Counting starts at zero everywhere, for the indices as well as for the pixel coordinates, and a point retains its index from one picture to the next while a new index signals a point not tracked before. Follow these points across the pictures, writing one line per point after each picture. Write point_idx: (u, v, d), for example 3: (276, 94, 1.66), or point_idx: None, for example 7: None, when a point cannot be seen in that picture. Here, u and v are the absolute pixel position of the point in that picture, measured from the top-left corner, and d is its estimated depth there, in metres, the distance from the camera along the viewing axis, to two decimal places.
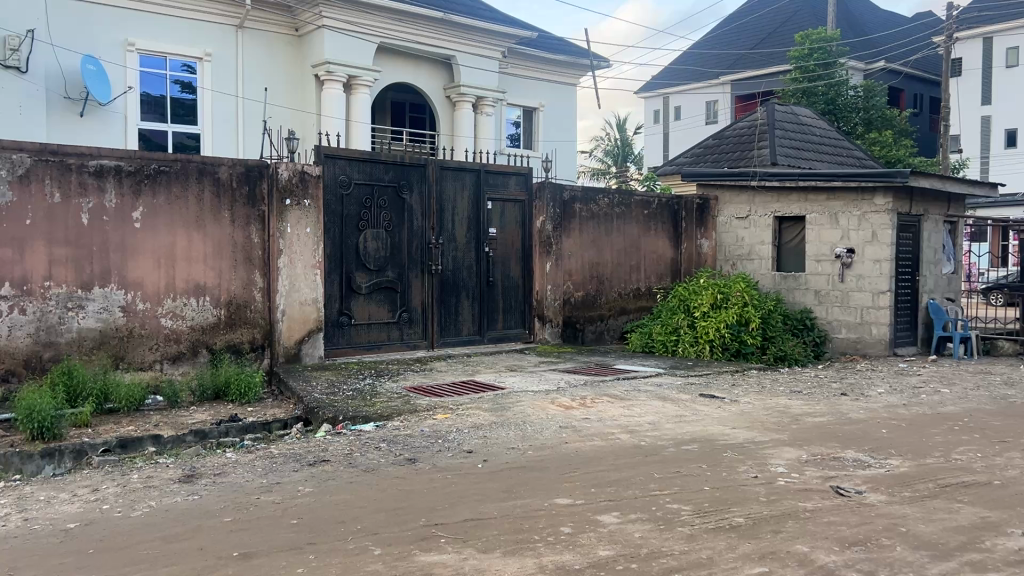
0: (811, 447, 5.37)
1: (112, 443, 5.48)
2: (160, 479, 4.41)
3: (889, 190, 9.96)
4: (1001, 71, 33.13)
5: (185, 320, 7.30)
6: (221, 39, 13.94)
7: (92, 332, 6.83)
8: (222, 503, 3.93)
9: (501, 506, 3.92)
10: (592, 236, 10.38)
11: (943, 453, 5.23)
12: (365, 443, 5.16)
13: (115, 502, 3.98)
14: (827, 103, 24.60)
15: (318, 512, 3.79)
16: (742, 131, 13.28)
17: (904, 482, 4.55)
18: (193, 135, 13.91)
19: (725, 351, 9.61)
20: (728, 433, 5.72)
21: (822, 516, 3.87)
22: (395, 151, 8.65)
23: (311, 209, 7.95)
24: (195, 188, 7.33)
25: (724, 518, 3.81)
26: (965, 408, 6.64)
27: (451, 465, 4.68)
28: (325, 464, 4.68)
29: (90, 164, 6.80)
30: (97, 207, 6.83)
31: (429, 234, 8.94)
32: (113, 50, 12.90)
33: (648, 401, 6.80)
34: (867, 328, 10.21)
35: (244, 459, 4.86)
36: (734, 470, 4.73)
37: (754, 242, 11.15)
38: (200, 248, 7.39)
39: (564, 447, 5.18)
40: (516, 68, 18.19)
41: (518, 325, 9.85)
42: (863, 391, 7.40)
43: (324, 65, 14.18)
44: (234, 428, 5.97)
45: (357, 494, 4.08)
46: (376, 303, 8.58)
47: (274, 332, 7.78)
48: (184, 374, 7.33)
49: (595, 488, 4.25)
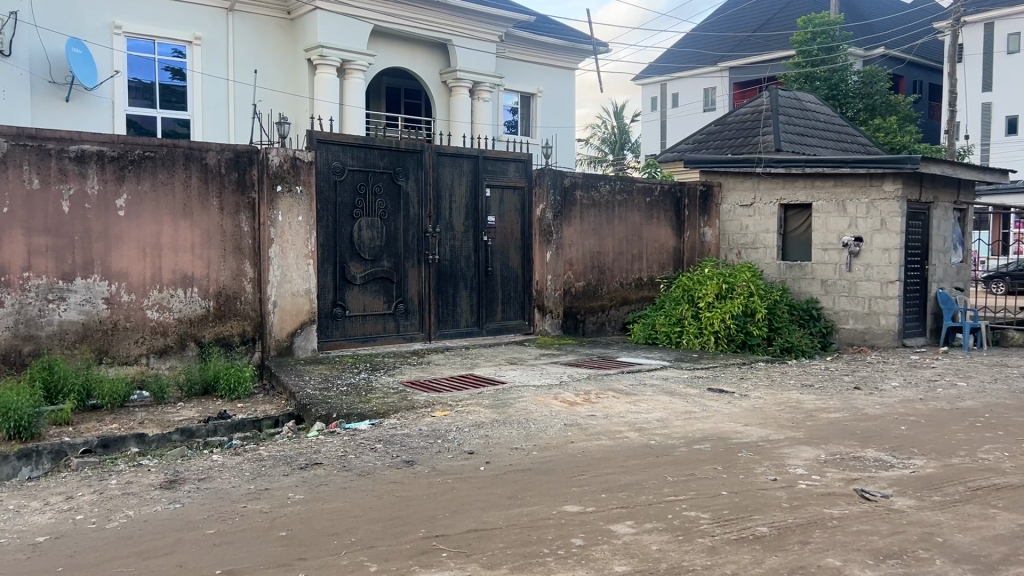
0: (829, 445, 5.11)
1: (93, 443, 5.20)
2: (141, 485, 4.12)
3: (899, 177, 9.68)
4: (1002, 57, 32.79)
5: (171, 312, 7.00)
6: (211, 22, 13.57)
7: (74, 325, 6.52)
8: (206, 512, 3.65)
9: (507, 514, 3.65)
10: (593, 225, 10.10)
11: (968, 452, 4.97)
12: (360, 444, 4.88)
13: (90, 512, 3.70)
14: (829, 89, 24.41)
15: (310, 523, 3.51)
16: (745, 117, 12.96)
17: (932, 484, 4.29)
18: (184, 121, 13.55)
19: (730, 343, 9.34)
20: (741, 431, 5.45)
21: (851, 525, 3.61)
22: (391, 137, 8.34)
23: (303, 196, 7.66)
24: (182, 175, 7.01)
25: (746, 527, 3.54)
26: (984, 402, 6.39)
27: (451, 467, 4.40)
28: (317, 467, 4.40)
29: (71, 149, 6.47)
30: (78, 194, 6.50)
31: (426, 223, 8.64)
32: (99, 33, 12.50)
33: (655, 396, 6.54)
34: (875, 318, 9.96)
35: (232, 462, 4.57)
36: (751, 472, 4.46)
37: (759, 231, 10.89)
38: (188, 237, 7.08)
39: (569, 447, 4.91)
40: (513, 53, 17.82)
41: (517, 316, 9.57)
42: (876, 384, 7.15)
43: (317, 49, 13.82)
44: (223, 426, 5.71)
45: (353, 502, 3.80)
46: (371, 294, 8.29)
47: (266, 324, 7.48)
48: (171, 369, 7.03)
49: (605, 494, 3.98)
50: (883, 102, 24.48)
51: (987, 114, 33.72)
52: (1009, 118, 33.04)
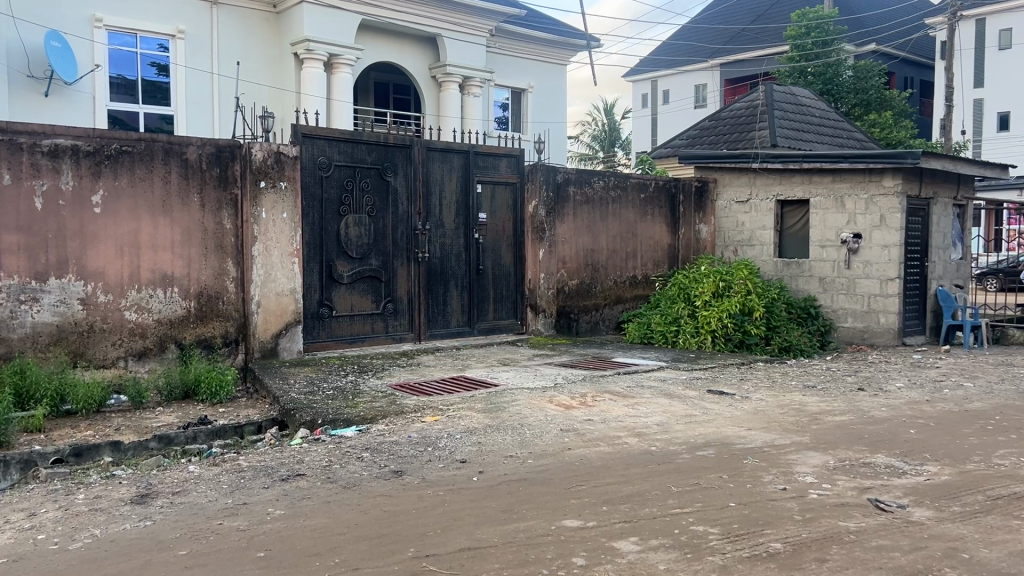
0: (837, 451, 4.89)
1: (65, 452, 4.93)
2: (110, 501, 3.85)
3: (898, 172, 9.48)
4: (993, 53, 32.76)
5: (150, 312, 6.71)
6: (195, 16, 13.24)
7: (48, 327, 6.23)
8: (178, 531, 3.39)
9: (503, 530, 3.41)
10: (587, 221, 9.88)
11: (983, 458, 4.77)
12: (346, 453, 4.62)
13: (52, 531, 3.42)
14: (825, 83, 24.44)
15: (290, 542, 3.25)
16: (739, 112, 12.78)
17: (949, 493, 4.08)
18: (167, 116, 13.22)
19: (727, 342, 9.11)
20: (744, 435, 5.23)
21: (870, 540, 3.39)
22: (379, 131, 8.08)
23: (288, 192, 7.37)
24: (161, 171, 6.73)
25: (758, 544, 3.31)
26: (993, 404, 6.20)
27: (442, 478, 4.16)
28: (299, 479, 4.14)
29: (44, 143, 6.18)
30: (52, 190, 6.21)
31: (416, 220, 8.39)
32: (79, 26, 12.14)
33: (653, 398, 6.31)
34: (874, 317, 9.76)
35: (208, 473, 4.30)
36: (759, 481, 4.23)
37: (755, 227, 10.70)
38: (167, 234, 6.79)
39: (566, 454, 4.67)
40: (503, 48, 17.58)
41: (511, 315, 9.32)
42: (881, 385, 6.94)
43: (304, 43, 13.53)
44: (202, 433, 5.45)
45: (338, 518, 3.54)
46: (359, 293, 8.02)
47: (249, 325, 7.20)
48: (150, 372, 6.74)
49: (607, 507, 3.74)
50: (877, 97, 24.36)
51: (979, 110, 33.70)
52: (1000, 114, 33.02)
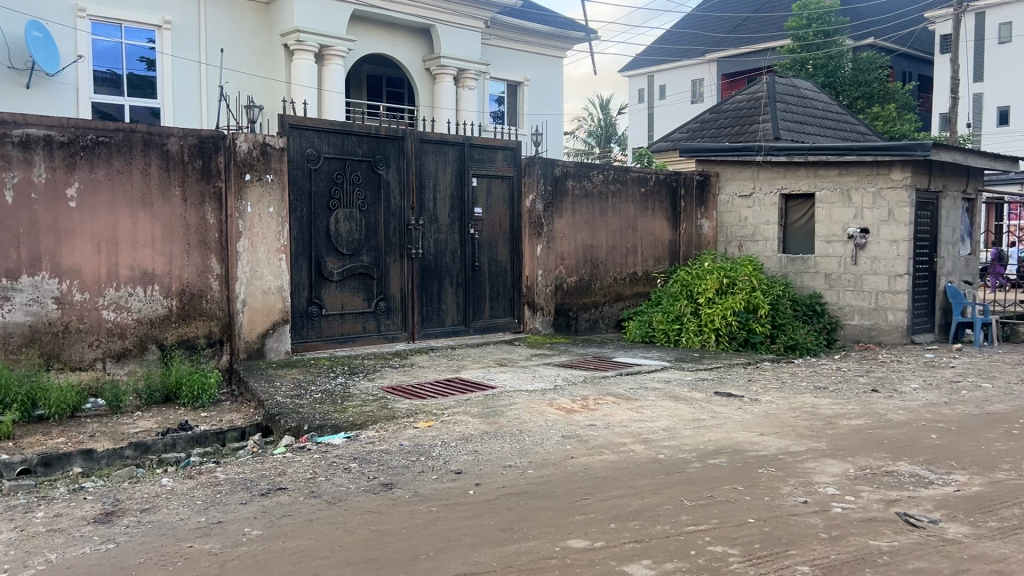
0: (857, 458, 4.58)
1: (33, 462, 4.60)
2: (71, 519, 3.52)
3: (907, 164, 9.18)
4: (992, 46, 32.53)
5: (130, 312, 6.38)
6: (182, 5, 12.85)
7: (20, 328, 5.89)
8: (143, 556, 3.06)
9: (502, 553, 3.09)
10: (586, 217, 9.56)
11: (1012, 466, 4.45)
12: (332, 464, 4.30)
13: (4, 556, 3.09)
14: (827, 76, 24.23)
15: (267, 568, 2.94)
16: (741, 105, 12.48)
17: (984, 507, 3.77)
18: (154, 108, 12.85)
19: (731, 341, 8.81)
20: (756, 442, 4.91)
21: (905, 562, 3.08)
22: (370, 123, 7.75)
23: (275, 185, 7.03)
24: (141, 162, 6.38)
25: (783, 567, 3.00)
26: (1015, 406, 5.90)
27: (435, 492, 3.83)
28: (280, 494, 3.82)
29: (14, 133, 5.82)
30: (23, 182, 5.86)
31: (408, 215, 8.06)
32: (62, 16, 11.74)
33: (658, 401, 5.99)
34: (882, 314, 9.48)
35: (181, 488, 3.97)
36: (777, 493, 3.92)
37: (759, 222, 10.37)
38: (147, 230, 6.45)
39: (569, 464, 4.35)
40: (498, 40, 17.26)
41: (507, 314, 9.00)
42: (896, 386, 6.63)
43: (295, 34, 13.21)
44: (182, 439, 5.13)
45: (321, 539, 3.22)
46: (350, 291, 7.68)
47: (234, 325, 6.87)
48: (129, 375, 6.40)
49: (615, 524, 3.43)
50: (879, 90, 24.04)
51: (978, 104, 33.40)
52: (1000, 108, 32.70)
